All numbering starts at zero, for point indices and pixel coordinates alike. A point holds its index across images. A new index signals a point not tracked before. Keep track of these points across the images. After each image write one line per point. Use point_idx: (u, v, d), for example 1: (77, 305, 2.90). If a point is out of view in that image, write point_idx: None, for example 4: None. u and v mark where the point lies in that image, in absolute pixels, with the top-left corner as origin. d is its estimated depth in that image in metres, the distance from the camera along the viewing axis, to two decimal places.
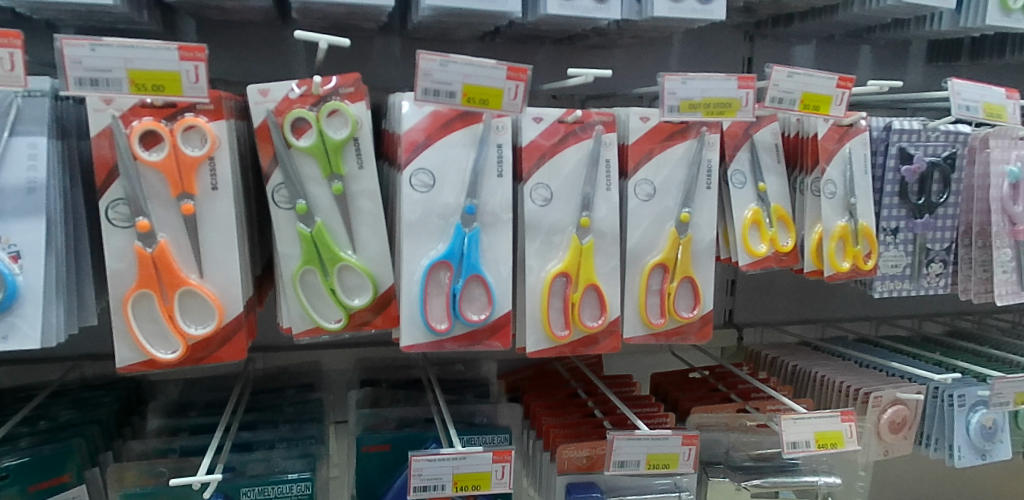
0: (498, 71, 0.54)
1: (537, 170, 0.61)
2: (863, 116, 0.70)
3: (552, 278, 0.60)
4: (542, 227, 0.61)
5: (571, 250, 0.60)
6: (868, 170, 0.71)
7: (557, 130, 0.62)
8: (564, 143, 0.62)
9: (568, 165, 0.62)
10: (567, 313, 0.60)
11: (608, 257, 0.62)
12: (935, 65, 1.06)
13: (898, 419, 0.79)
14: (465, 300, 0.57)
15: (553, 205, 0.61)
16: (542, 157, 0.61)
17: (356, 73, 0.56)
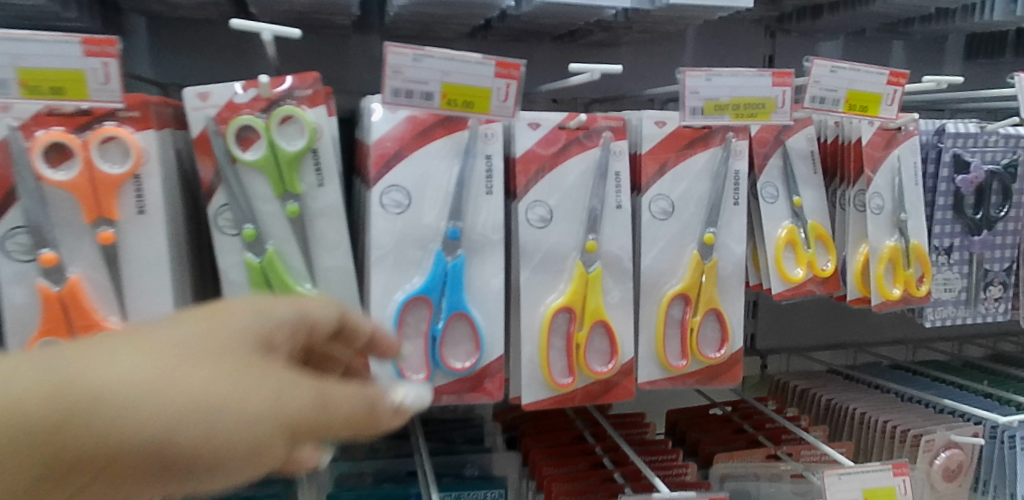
0: (486, 67, 0.44)
1: (535, 186, 0.51)
2: (914, 118, 0.60)
3: (551, 315, 0.50)
4: (540, 252, 0.51)
5: (575, 279, 0.51)
6: (919, 181, 0.61)
7: (558, 139, 0.52)
8: (566, 153, 0.52)
9: (571, 178, 0.52)
10: (569, 358, 0.51)
11: (619, 287, 0.53)
12: (976, 61, 0.96)
13: (953, 466, 0.68)
14: (447, 343, 0.48)
15: (553, 226, 0.51)
16: (540, 170, 0.52)
17: (314, 72, 0.47)
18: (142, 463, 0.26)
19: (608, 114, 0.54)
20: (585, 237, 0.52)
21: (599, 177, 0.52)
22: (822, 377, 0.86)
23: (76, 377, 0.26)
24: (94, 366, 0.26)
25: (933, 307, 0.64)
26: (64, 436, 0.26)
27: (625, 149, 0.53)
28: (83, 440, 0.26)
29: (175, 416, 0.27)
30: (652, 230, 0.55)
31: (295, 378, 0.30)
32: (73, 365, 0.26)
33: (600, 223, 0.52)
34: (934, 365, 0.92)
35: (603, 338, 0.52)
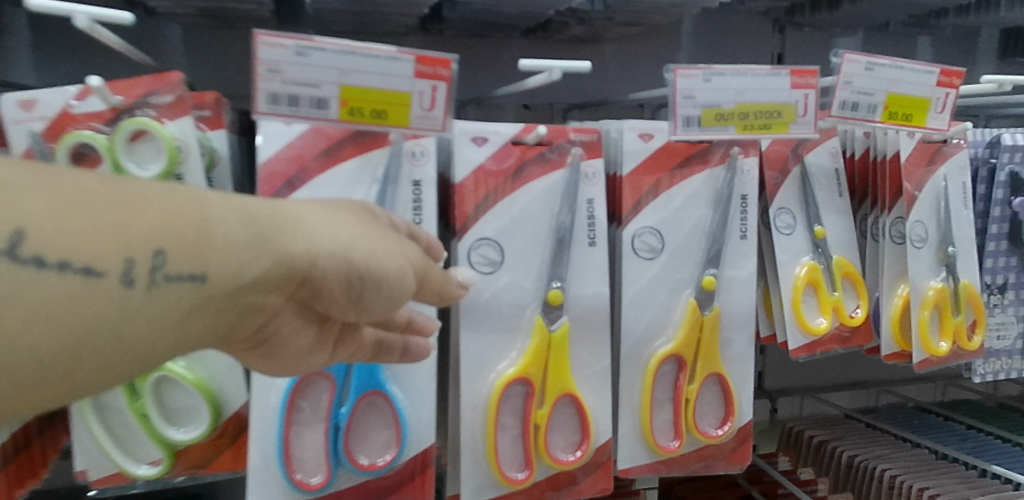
0: (404, 63, 0.32)
1: (482, 219, 0.39)
2: (964, 129, 0.48)
3: (500, 391, 0.38)
4: (489, 306, 0.39)
5: (533, 344, 0.39)
6: (968, 204, 0.49)
7: (512, 158, 0.40)
8: (524, 175, 0.40)
9: (529, 209, 0.40)
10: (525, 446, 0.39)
11: (593, 349, 0.41)
12: (1013, 60, 0.84)
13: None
14: (354, 431, 0.38)
15: (505, 272, 0.40)
16: (490, 197, 0.40)
17: (178, 73, 0.36)
18: (294, 278, 0.22)
19: (579, 124, 0.42)
20: (548, 284, 0.40)
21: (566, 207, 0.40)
22: (841, 422, 0.73)
23: (244, 196, 0.22)
24: (299, 209, 0.23)
25: (984, 361, 0.52)
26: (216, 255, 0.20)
27: (600, 170, 0.41)
28: (242, 247, 0.20)
29: (333, 243, 0.23)
30: (635, 272, 0.42)
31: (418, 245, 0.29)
32: (282, 205, 0.23)
33: (569, 267, 0.40)
34: (970, 407, 0.79)
35: (569, 418, 0.41)
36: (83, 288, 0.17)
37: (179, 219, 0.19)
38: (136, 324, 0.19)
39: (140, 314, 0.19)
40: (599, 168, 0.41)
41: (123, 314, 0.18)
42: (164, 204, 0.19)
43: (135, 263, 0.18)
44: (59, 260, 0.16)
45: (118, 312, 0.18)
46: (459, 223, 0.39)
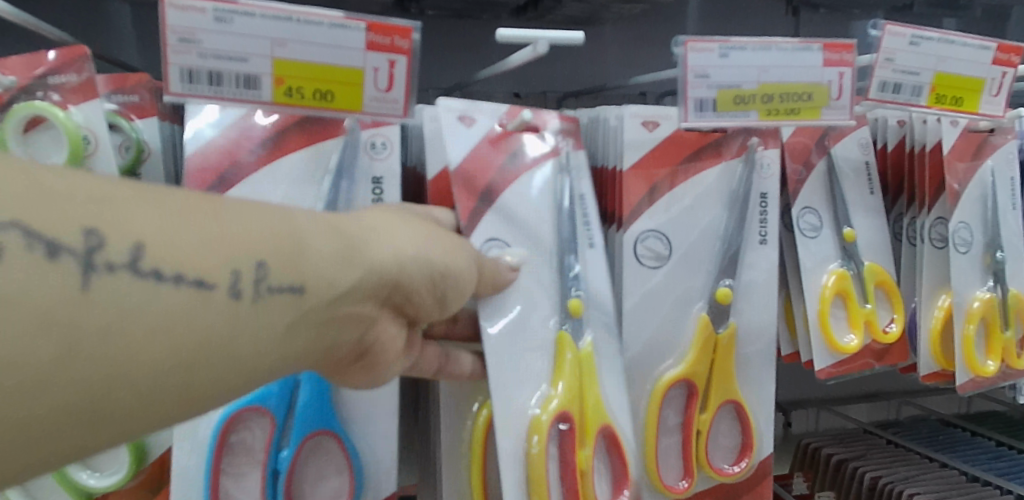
0: (354, 34, 0.27)
1: (477, 217, 0.32)
2: (1015, 117, 0.42)
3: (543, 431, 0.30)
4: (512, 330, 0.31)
5: (562, 371, 0.31)
6: (1017, 201, 0.43)
7: (504, 142, 0.34)
8: (517, 167, 0.34)
9: (528, 202, 0.33)
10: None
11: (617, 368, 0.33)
12: None
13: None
14: (299, 476, 0.31)
15: (523, 284, 0.32)
16: (484, 194, 0.33)
17: (84, 47, 0.30)
18: (383, 283, 0.23)
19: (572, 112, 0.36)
20: (566, 292, 0.33)
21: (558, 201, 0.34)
22: (860, 437, 0.66)
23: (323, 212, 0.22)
24: (365, 217, 0.24)
25: None
26: (308, 263, 0.20)
27: (584, 161, 0.35)
28: (333, 260, 0.21)
29: (410, 244, 0.24)
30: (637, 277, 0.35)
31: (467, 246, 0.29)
32: (355, 218, 0.23)
33: (579, 271, 0.33)
34: (999, 419, 0.73)
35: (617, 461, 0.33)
36: (199, 300, 0.18)
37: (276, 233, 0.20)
38: (247, 338, 0.19)
39: (253, 328, 0.19)
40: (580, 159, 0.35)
41: (239, 327, 0.19)
42: (257, 220, 0.19)
43: (241, 275, 0.18)
44: (176, 272, 0.17)
45: (230, 327, 0.19)
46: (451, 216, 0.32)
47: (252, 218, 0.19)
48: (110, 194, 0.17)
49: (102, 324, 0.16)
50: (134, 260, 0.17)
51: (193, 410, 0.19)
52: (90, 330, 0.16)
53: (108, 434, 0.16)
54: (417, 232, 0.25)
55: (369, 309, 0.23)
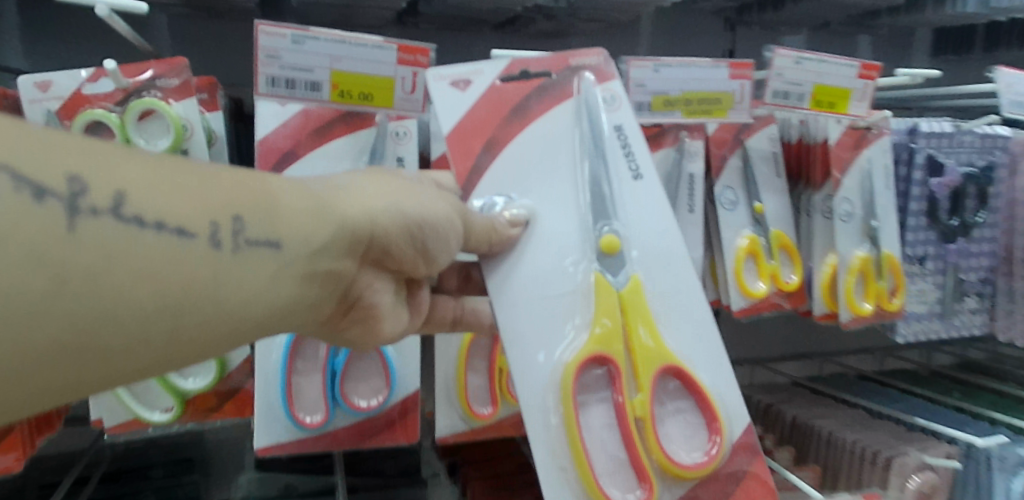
0: (387, 52, 0.38)
1: (483, 167, 0.38)
2: (887, 116, 0.54)
3: (574, 374, 0.36)
4: (539, 275, 0.37)
5: (600, 317, 0.38)
6: (891, 184, 0.55)
7: (504, 94, 0.39)
8: (529, 113, 0.39)
9: (534, 145, 0.39)
10: (641, 467, 0.37)
11: (664, 304, 0.39)
12: (944, 58, 0.90)
13: (929, 491, 0.62)
14: (349, 378, 0.43)
15: (549, 226, 0.38)
16: (488, 145, 0.38)
17: (182, 57, 0.40)
18: (348, 237, 0.31)
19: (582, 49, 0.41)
20: (597, 230, 0.38)
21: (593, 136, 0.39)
22: (787, 388, 0.79)
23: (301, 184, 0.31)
24: (336, 189, 0.32)
25: (906, 322, 0.58)
26: (279, 221, 0.28)
27: (618, 94, 0.40)
28: (303, 218, 0.29)
29: (374, 207, 0.32)
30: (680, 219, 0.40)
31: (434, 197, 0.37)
32: (326, 187, 0.32)
33: (609, 204, 0.38)
34: (905, 374, 0.86)
35: (676, 390, 0.39)
36: (186, 243, 0.25)
37: (250, 198, 0.27)
38: (233, 281, 0.27)
39: (239, 272, 0.27)
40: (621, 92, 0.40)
41: (227, 270, 0.26)
42: (231, 189, 0.27)
43: (220, 225, 0.26)
44: (159, 219, 0.24)
45: (214, 272, 0.26)
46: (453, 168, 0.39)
47: (227, 185, 0.27)
48: (116, 164, 0.24)
49: (101, 259, 0.23)
50: (117, 205, 0.23)
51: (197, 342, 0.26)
52: (90, 262, 0.22)
53: (124, 351, 0.24)
54: (381, 197, 0.33)
55: (346, 259, 0.32)
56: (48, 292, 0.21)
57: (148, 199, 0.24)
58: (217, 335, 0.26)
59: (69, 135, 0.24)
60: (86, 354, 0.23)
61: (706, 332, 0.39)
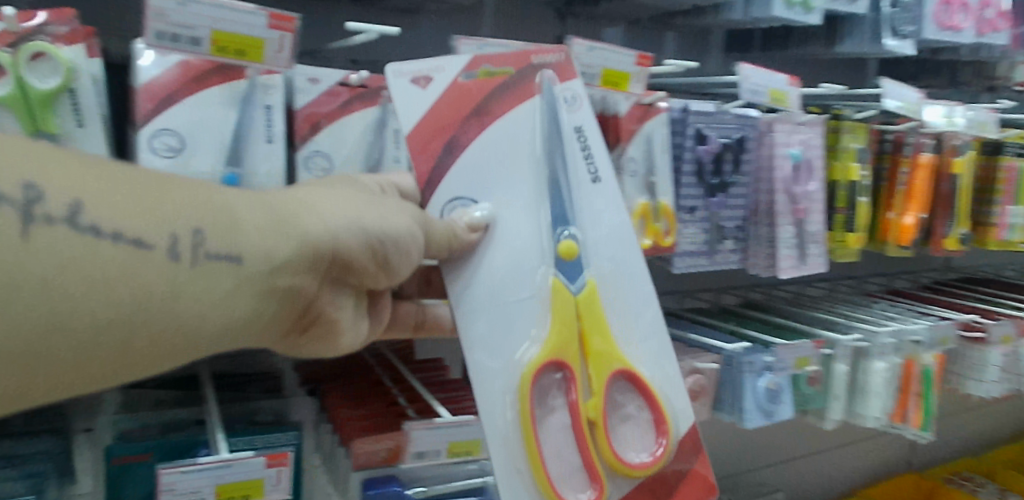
0: (259, 18, 0.47)
1: (450, 157, 0.55)
2: (663, 96, 0.69)
3: (530, 376, 0.53)
4: (515, 277, 0.55)
5: (558, 329, 0.55)
6: (665, 149, 0.70)
7: (465, 89, 0.55)
8: (496, 108, 0.56)
9: (485, 145, 0.55)
10: (584, 447, 0.55)
11: (612, 309, 0.58)
12: (733, 55, 1.10)
13: (696, 388, 0.81)
14: None
15: (519, 222, 0.55)
16: (451, 137, 0.55)
17: (71, 9, 0.46)
18: (311, 251, 0.43)
19: (544, 47, 0.59)
20: (559, 233, 0.56)
21: (551, 140, 0.57)
22: None
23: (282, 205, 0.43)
24: (311, 210, 0.44)
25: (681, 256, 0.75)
26: (244, 239, 0.39)
27: (577, 97, 0.58)
28: (268, 241, 0.41)
29: (338, 228, 0.45)
30: (618, 218, 0.58)
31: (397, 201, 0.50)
32: (303, 208, 0.44)
33: (568, 201, 0.57)
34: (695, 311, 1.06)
35: (625, 390, 0.59)
36: (149, 252, 0.35)
37: (210, 217, 0.38)
38: (191, 294, 0.38)
39: (192, 293, 0.38)
40: (576, 92, 0.59)
41: (186, 287, 0.37)
42: (208, 211, 0.38)
43: (184, 240, 0.37)
44: (132, 236, 0.35)
45: (184, 278, 0.37)
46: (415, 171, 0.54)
47: (202, 208, 0.38)
48: (122, 190, 0.36)
49: (93, 265, 0.33)
50: (78, 211, 0.33)
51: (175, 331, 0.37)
52: (84, 264, 0.33)
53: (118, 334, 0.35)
54: (347, 220, 0.45)
55: (309, 272, 0.44)
56: (56, 287, 0.32)
57: (102, 212, 0.34)
58: (174, 338, 0.37)
59: (92, 167, 0.35)
60: (91, 333, 0.34)
61: (649, 337, 0.59)
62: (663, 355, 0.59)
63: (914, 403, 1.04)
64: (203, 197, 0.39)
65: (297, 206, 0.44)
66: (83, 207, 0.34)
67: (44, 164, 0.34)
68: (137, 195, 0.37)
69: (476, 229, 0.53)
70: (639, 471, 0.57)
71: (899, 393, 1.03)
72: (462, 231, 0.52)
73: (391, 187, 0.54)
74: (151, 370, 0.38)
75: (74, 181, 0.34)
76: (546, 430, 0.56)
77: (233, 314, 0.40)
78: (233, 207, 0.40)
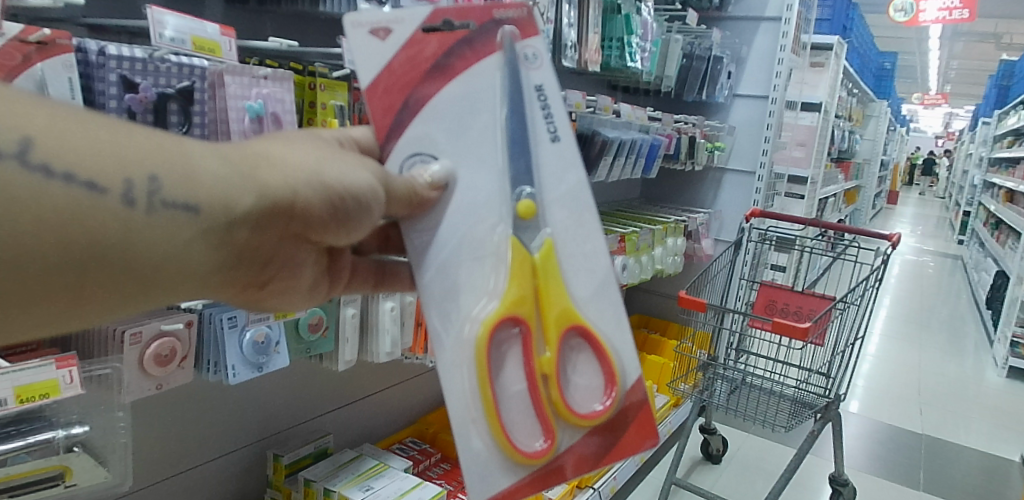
0: None
1: (404, 117, 0.70)
2: (52, 33, 0.72)
3: (485, 335, 0.70)
4: (469, 237, 0.71)
5: (507, 291, 0.72)
6: (73, 92, 0.74)
7: (420, 40, 0.71)
8: (460, 68, 0.71)
9: (452, 100, 0.71)
10: (533, 395, 0.72)
11: (576, 272, 0.74)
12: (234, 6, 1.12)
13: (166, 351, 0.87)
14: None
15: (478, 179, 0.71)
16: (407, 98, 0.70)
17: None
18: (271, 200, 0.55)
19: (503, 3, 0.73)
20: (517, 192, 0.71)
21: (510, 95, 0.72)
22: None
23: (250, 160, 0.55)
24: (270, 164, 0.56)
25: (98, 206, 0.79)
26: (200, 190, 0.51)
27: (534, 52, 0.73)
28: (226, 195, 0.53)
29: (299, 183, 0.57)
30: (575, 173, 0.74)
31: (352, 158, 0.63)
32: (266, 163, 0.56)
33: (537, 164, 0.73)
34: None
35: (581, 348, 0.75)
36: (101, 195, 0.47)
37: (164, 167, 0.50)
38: (147, 235, 0.50)
39: (150, 234, 0.50)
40: (536, 49, 0.74)
41: (142, 225, 0.50)
42: (166, 164, 0.50)
43: (135, 188, 0.49)
44: (77, 179, 0.46)
45: (142, 218, 0.50)
46: (374, 123, 0.70)
47: (164, 161, 0.50)
48: (99, 142, 0.49)
49: (56, 204, 0.46)
50: (21, 152, 0.45)
51: (143, 265, 0.50)
52: (48, 204, 0.46)
53: (92, 265, 0.48)
54: (306, 176, 0.58)
55: (271, 222, 0.56)
56: (34, 227, 0.45)
57: (51, 152, 0.46)
58: (135, 269, 0.50)
59: (79, 124, 0.49)
60: (72, 259, 0.47)
61: (599, 299, 0.75)
62: (602, 296, 0.75)
63: (419, 331, 1.28)
64: (153, 145, 0.51)
65: (255, 163, 0.55)
66: (32, 146, 0.45)
67: (9, 112, 0.46)
68: (102, 146, 0.49)
69: (435, 185, 0.69)
70: (587, 419, 0.73)
71: (407, 327, 1.23)
72: (423, 186, 0.68)
73: (348, 143, 0.69)
74: (130, 296, 0.51)
75: (31, 124, 0.46)
76: (503, 380, 0.72)
77: (188, 254, 0.52)
78: (187, 159, 0.52)
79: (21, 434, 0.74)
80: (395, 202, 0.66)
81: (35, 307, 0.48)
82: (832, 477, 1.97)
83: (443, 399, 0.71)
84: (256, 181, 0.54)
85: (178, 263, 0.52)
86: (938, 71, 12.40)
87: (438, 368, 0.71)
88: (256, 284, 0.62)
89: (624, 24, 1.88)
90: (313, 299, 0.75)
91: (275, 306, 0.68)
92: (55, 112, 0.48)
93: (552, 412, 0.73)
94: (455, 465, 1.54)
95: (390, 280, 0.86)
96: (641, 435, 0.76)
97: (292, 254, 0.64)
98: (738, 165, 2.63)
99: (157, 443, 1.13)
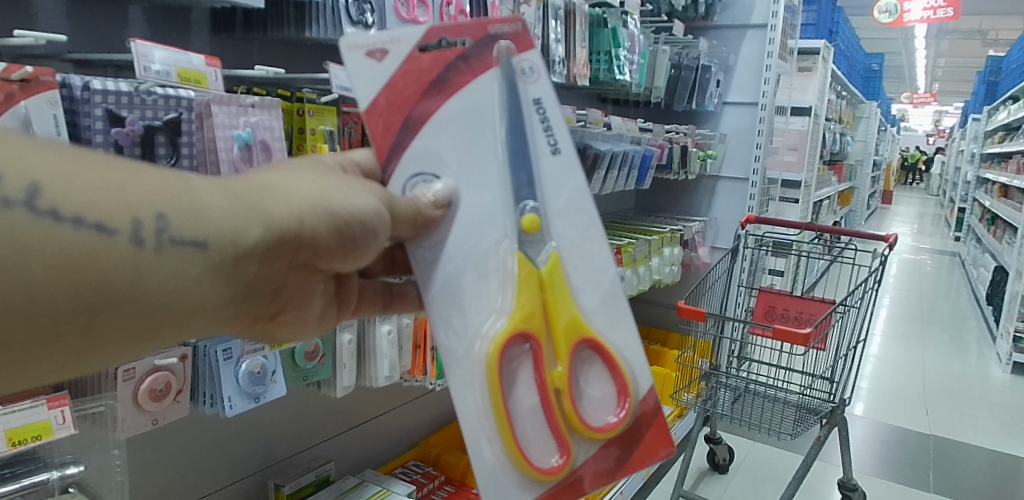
0: None
1: (404, 137, 0.69)
2: (33, 69, 0.72)
3: (495, 352, 0.70)
4: (476, 255, 0.70)
5: (516, 309, 0.71)
6: (58, 128, 0.74)
7: (417, 58, 0.70)
8: (457, 85, 0.71)
9: (450, 118, 0.70)
10: (547, 409, 0.71)
11: (585, 287, 0.74)
12: (221, 35, 1.13)
13: (160, 386, 0.87)
14: None
15: (479, 196, 0.71)
16: (405, 119, 0.70)
17: None
18: (281, 232, 0.55)
19: (498, 18, 0.72)
20: (522, 205, 0.70)
21: (510, 110, 0.71)
22: None
23: (260, 193, 0.55)
24: (279, 194, 0.56)
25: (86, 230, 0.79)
26: (209, 227, 0.51)
27: (529, 66, 0.72)
28: (235, 230, 0.52)
29: (305, 211, 0.57)
30: (577, 186, 0.73)
31: (358, 182, 0.63)
32: (273, 193, 0.56)
33: (540, 179, 0.72)
34: None
35: (594, 361, 0.74)
36: (111, 235, 0.47)
37: (172, 205, 0.50)
38: (157, 275, 0.50)
39: (159, 275, 0.50)
40: (533, 62, 0.73)
41: (151, 264, 0.49)
42: (174, 203, 0.50)
43: (144, 230, 0.48)
44: (81, 226, 0.46)
45: (154, 260, 0.49)
46: (374, 145, 0.69)
47: (171, 200, 0.50)
48: (104, 182, 0.48)
49: (62, 247, 0.45)
50: (33, 199, 0.45)
51: (154, 305, 0.50)
52: (55, 248, 0.45)
53: (103, 309, 0.47)
54: (313, 204, 0.57)
55: (281, 253, 0.56)
56: (44, 275, 0.45)
57: (58, 196, 0.45)
58: (145, 311, 0.49)
59: (84, 166, 0.48)
60: (82, 305, 0.46)
61: (609, 312, 0.74)
62: (611, 307, 0.74)
63: (429, 359, 1.29)
64: (161, 182, 0.51)
65: (263, 195, 0.55)
66: (40, 192, 0.45)
67: (14, 158, 0.46)
68: (105, 184, 0.48)
69: (439, 203, 0.68)
70: (600, 432, 0.72)
71: (405, 350, 1.22)
72: (427, 206, 0.68)
73: (350, 167, 0.69)
74: (143, 337, 0.50)
75: (40, 169, 0.46)
76: (515, 395, 0.72)
77: (198, 292, 0.52)
78: (195, 195, 0.51)
79: (15, 476, 0.74)
80: (399, 223, 0.66)
81: (45, 351, 0.47)
82: (841, 483, 1.94)
83: (457, 418, 0.70)
84: (264, 214, 0.54)
85: (191, 300, 0.52)
86: (928, 69, 12.46)
87: (451, 387, 0.71)
88: (266, 316, 0.61)
89: (611, 38, 1.89)
90: (325, 325, 0.74)
91: (285, 335, 0.68)
92: (54, 153, 0.48)
93: (567, 426, 0.72)
94: (459, 488, 1.52)
95: (398, 300, 0.85)
96: (658, 445, 0.75)
97: (300, 284, 0.63)
98: (731, 173, 2.63)
99: (156, 478, 1.12)
